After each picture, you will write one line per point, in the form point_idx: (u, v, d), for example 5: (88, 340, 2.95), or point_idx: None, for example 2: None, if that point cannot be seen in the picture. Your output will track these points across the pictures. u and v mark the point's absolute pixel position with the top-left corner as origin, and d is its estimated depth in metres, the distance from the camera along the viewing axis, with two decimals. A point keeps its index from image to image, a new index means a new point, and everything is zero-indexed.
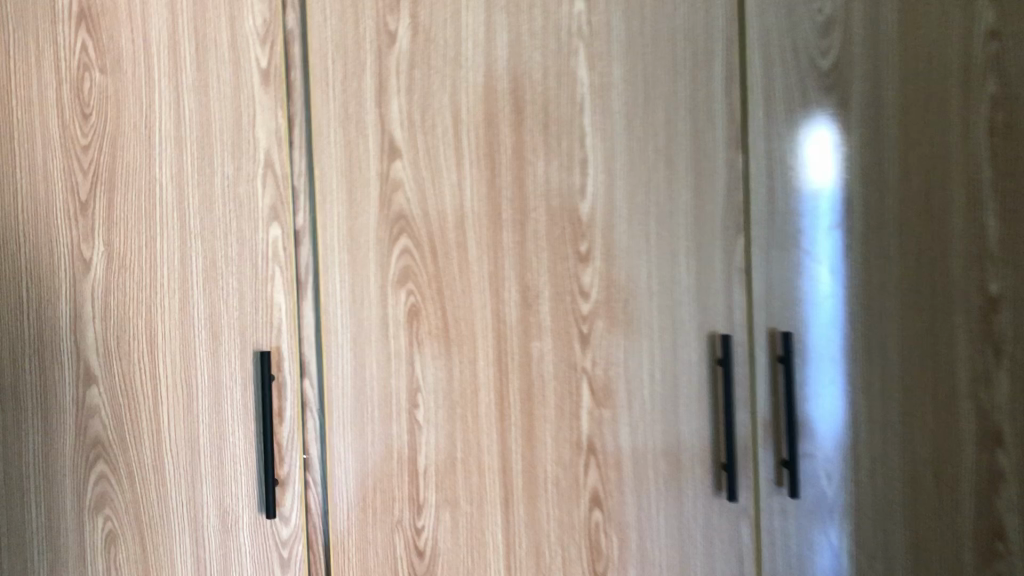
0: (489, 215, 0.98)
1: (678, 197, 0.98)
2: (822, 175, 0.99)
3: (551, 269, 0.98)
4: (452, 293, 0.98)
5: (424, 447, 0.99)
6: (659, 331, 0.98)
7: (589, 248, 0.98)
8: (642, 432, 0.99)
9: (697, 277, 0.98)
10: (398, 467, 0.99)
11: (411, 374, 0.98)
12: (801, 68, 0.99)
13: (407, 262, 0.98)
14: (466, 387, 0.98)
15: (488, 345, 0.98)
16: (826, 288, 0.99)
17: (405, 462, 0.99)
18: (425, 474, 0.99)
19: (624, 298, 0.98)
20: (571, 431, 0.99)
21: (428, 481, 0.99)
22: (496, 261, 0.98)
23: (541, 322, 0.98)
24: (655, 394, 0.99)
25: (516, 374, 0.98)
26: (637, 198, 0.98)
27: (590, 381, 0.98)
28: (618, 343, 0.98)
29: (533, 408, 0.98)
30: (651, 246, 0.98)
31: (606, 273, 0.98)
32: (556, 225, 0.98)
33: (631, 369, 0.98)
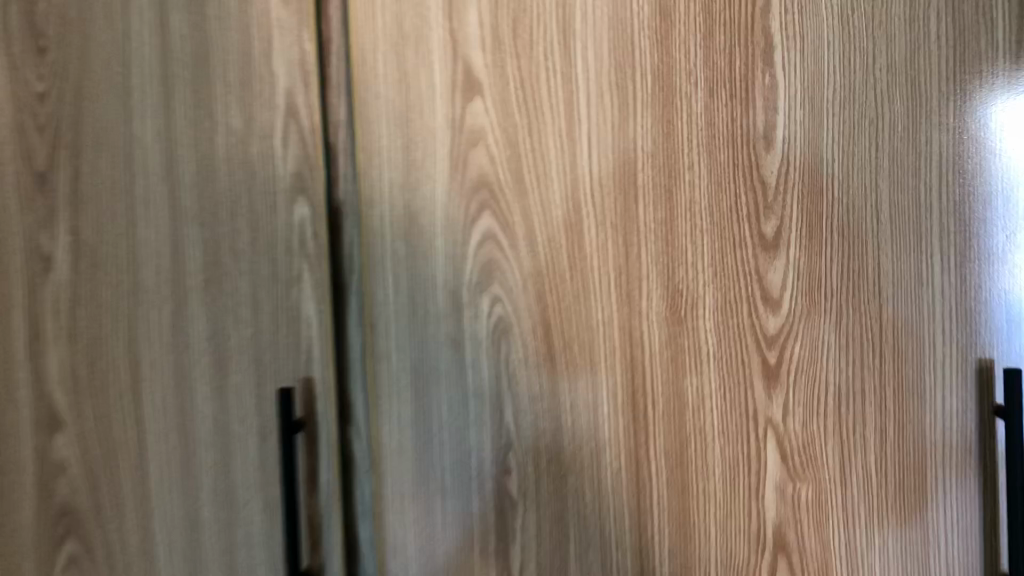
0: (618, 180, 0.63)
1: (931, 143, 0.60)
2: None
3: (716, 263, 0.62)
4: (561, 301, 0.64)
5: (520, 534, 0.65)
6: (897, 362, 0.61)
7: (779, 229, 0.61)
8: (865, 522, 0.62)
9: (960, 273, 0.60)
10: (482, 563, 0.66)
11: (499, 424, 0.65)
12: None
13: (492, 255, 0.65)
14: (582, 444, 0.64)
15: (618, 380, 0.64)
16: None
17: (493, 556, 0.66)
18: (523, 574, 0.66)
19: (836, 309, 0.62)
20: (748, 520, 0.63)
21: None
22: (629, 251, 0.63)
23: (700, 346, 0.63)
24: (890, 461, 0.62)
25: (661, 426, 0.64)
26: (860, 145, 0.61)
27: (779, 441, 0.62)
28: (826, 379, 0.62)
29: (688, 481, 0.63)
30: (884, 223, 0.61)
31: (805, 269, 0.61)
32: (724, 193, 0.62)
33: (846, 421, 0.62)
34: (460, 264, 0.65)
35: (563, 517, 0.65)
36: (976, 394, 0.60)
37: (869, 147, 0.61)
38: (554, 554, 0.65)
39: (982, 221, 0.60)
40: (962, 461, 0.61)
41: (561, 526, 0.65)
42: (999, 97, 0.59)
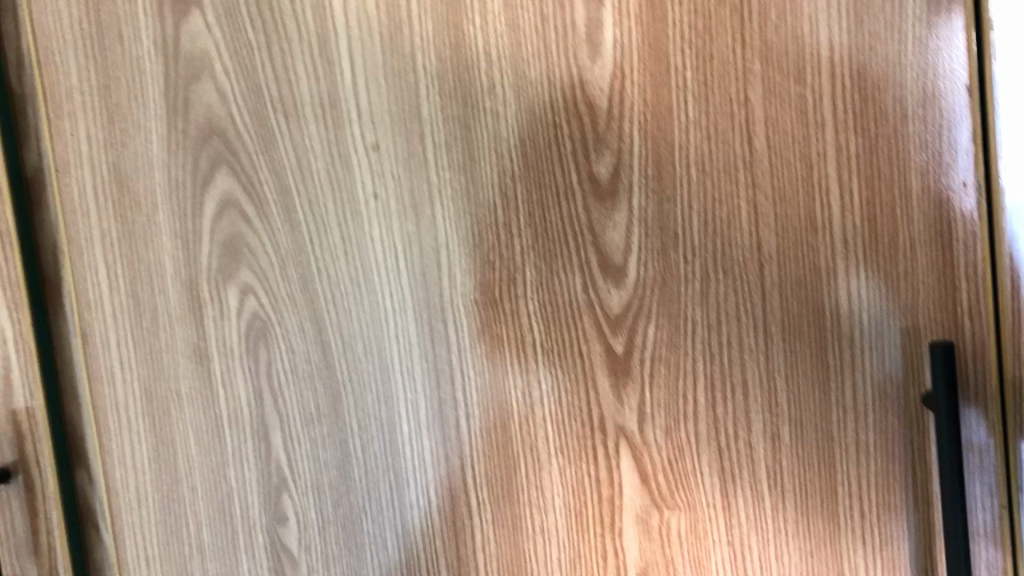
0: (396, 115, 0.46)
1: (816, 34, 0.42)
2: None
3: (535, 221, 0.46)
4: (333, 288, 0.47)
5: None
6: (788, 340, 0.45)
7: (616, 169, 0.45)
8: (758, 558, 0.46)
9: (869, 216, 0.43)
10: None
11: (266, 459, 0.48)
12: None
13: (236, 229, 0.47)
14: (378, 478, 0.48)
15: (419, 389, 0.47)
16: None
17: None
18: None
19: (701, 274, 0.45)
20: (602, 562, 0.47)
21: None
22: (419, 214, 0.46)
23: (522, 337, 0.46)
24: (785, 472, 0.45)
25: (480, 447, 0.47)
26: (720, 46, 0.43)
27: (636, 456, 0.46)
28: (692, 370, 0.45)
29: (520, 518, 0.47)
30: (759, 151, 0.44)
31: (655, 220, 0.45)
32: (537, 125, 0.45)
33: (723, 426, 0.46)
34: (194, 246, 0.47)
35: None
36: (902, 375, 0.44)
37: (732, 45, 0.43)
38: None
39: (893, 141, 0.43)
40: (885, 467, 0.44)
41: None
42: None
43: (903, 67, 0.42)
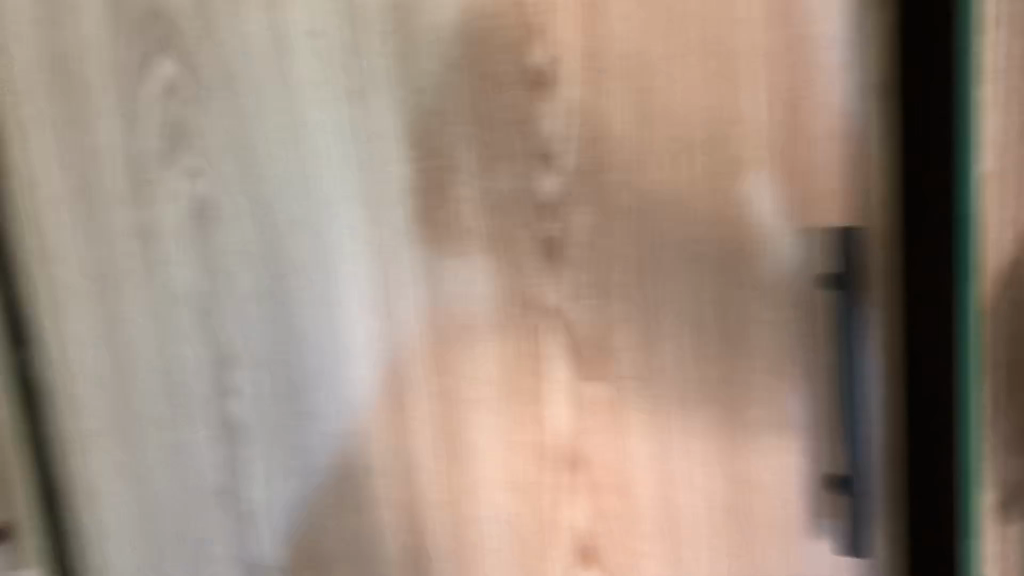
0: (340, 2, 0.47)
1: None
2: None
3: (475, 106, 0.47)
4: (277, 173, 0.49)
5: (252, 460, 0.53)
6: (715, 230, 0.46)
7: (555, 56, 0.45)
8: (675, 430, 0.48)
9: (801, 108, 0.43)
10: (211, 493, 0.54)
11: (217, 335, 0.51)
12: None
13: (180, 114, 0.49)
14: (325, 355, 0.51)
15: (362, 271, 0.50)
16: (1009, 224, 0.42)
17: (225, 486, 0.54)
18: (262, 505, 0.54)
19: (633, 164, 0.46)
20: (533, 432, 0.50)
21: (268, 518, 0.54)
22: (363, 100, 0.48)
23: (462, 221, 0.48)
24: (708, 357, 0.47)
25: (421, 325, 0.50)
26: None
27: (567, 333, 0.49)
28: (623, 257, 0.47)
29: (457, 391, 0.51)
30: (692, 42, 0.44)
31: (589, 109, 0.46)
32: (479, 11, 0.46)
33: (648, 305, 0.47)
34: (140, 130, 0.50)
35: (307, 445, 0.52)
36: (829, 270, 0.44)
37: None
38: (302, 488, 0.53)
39: (827, 32, 0.42)
40: (806, 355, 0.46)
41: (306, 455, 0.53)
42: None
43: None
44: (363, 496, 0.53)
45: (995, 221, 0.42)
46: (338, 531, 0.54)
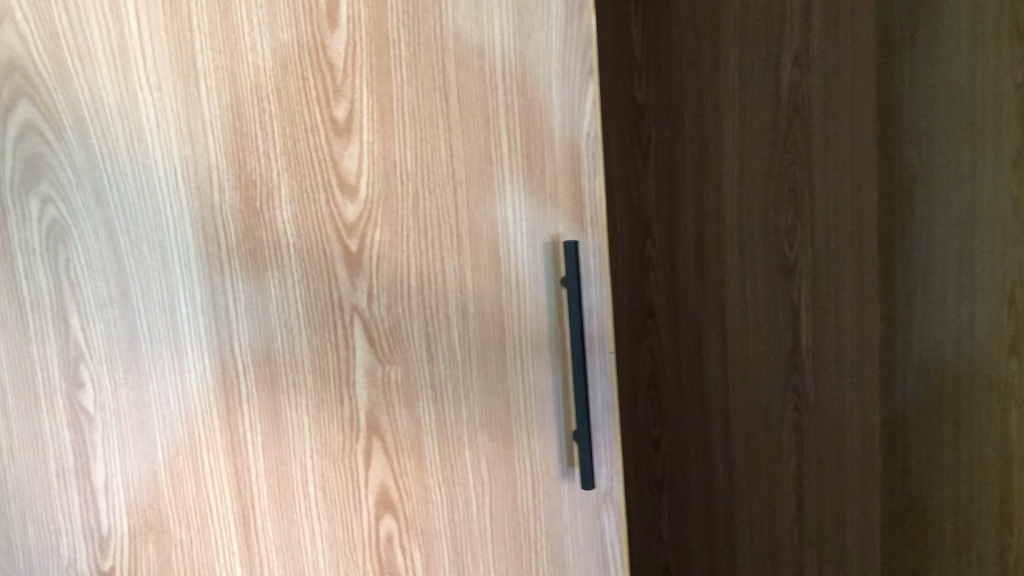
0: (175, 64, 0.58)
1: (486, 29, 0.61)
2: None
3: (288, 149, 0.60)
4: (124, 201, 0.59)
5: (99, 450, 0.61)
6: (474, 241, 0.63)
7: (350, 113, 0.60)
8: (452, 396, 0.65)
9: (526, 153, 0.63)
10: (61, 484, 0.61)
11: (64, 336, 0.59)
12: None
13: (37, 151, 0.58)
14: (161, 349, 0.60)
15: (195, 279, 0.60)
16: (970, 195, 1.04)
17: (74, 476, 0.61)
18: (108, 491, 0.61)
19: (414, 193, 0.62)
20: (340, 408, 0.63)
21: (113, 502, 0.61)
22: (195, 143, 0.59)
23: (277, 239, 0.61)
24: (471, 335, 0.64)
25: (246, 323, 0.61)
26: (423, 31, 0.61)
27: (366, 326, 0.63)
28: (407, 263, 0.63)
29: (277, 376, 0.62)
30: (452, 105, 0.62)
31: (379, 150, 0.61)
32: (290, 77, 0.59)
33: (429, 302, 0.64)
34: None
35: (147, 427, 0.61)
36: (544, 262, 0.64)
37: (433, 27, 0.61)
38: (141, 465, 0.61)
39: (539, 100, 0.62)
40: (535, 327, 0.65)
41: (146, 436, 0.61)
42: None
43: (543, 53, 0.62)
44: (195, 467, 0.62)
45: None
46: (175, 502, 0.62)
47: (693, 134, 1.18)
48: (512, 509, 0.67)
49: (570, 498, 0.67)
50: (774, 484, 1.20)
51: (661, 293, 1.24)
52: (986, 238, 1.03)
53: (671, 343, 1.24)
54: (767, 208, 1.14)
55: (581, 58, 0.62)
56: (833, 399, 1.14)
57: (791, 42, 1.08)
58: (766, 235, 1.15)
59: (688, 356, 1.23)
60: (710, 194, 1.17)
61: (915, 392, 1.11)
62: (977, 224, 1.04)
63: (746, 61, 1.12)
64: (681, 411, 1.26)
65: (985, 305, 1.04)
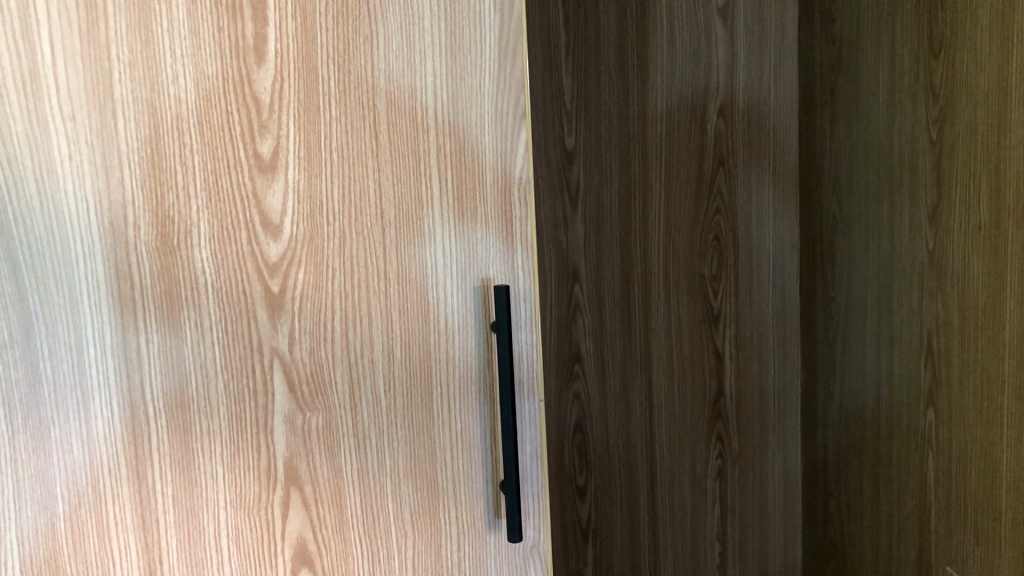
0: (91, 91, 0.53)
1: (421, 77, 0.62)
2: (769, 162, 1.22)
3: (209, 185, 0.57)
4: (31, 233, 0.53)
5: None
6: (400, 284, 0.63)
7: (276, 149, 0.59)
8: (375, 444, 0.63)
9: (458, 198, 0.64)
10: None
11: None
12: (897, 25, 1.02)
13: None
14: (66, 395, 0.54)
15: (106, 320, 0.55)
16: (872, 255, 1.10)
17: None
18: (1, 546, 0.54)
19: (340, 234, 0.61)
20: (257, 455, 0.60)
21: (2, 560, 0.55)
22: (109, 174, 0.54)
23: (194, 278, 0.57)
24: (398, 381, 0.63)
25: (159, 368, 0.57)
26: (352, 76, 0.60)
27: (286, 370, 0.60)
28: (331, 306, 0.61)
29: (191, 423, 0.58)
30: (383, 146, 0.61)
31: (304, 189, 0.60)
32: (213, 110, 0.57)
33: (353, 346, 0.62)
34: None
35: (47, 474, 0.55)
36: (478, 308, 0.65)
37: (366, 68, 0.61)
38: (40, 521, 0.55)
39: (473, 148, 0.64)
40: (466, 374, 0.65)
41: (47, 489, 0.55)
42: (478, 21, 0.64)
43: (478, 100, 0.64)
44: (98, 520, 0.57)
45: (832, 229, 1.19)
46: (75, 557, 0.56)
47: (622, 180, 1.16)
48: (435, 560, 0.66)
49: (496, 549, 0.68)
50: (697, 529, 1.27)
51: (593, 337, 1.18)
52: (904, 292, 1.04)
53: (599, 386, 1.19)
54: (692, 259, 1.20)
55: (514, 103, 0.66)
56: (754, 438, 1.28)
57: (717, 95, 1.18)
58: (690, 283, 1.21)
59: (615, 402, 1.20)
60: (636, 242, 1.18)
61: (834, 436, 1.23)
62: (895, 277, 1.06)
63: (674, 115, 1.16)
64: (607, 458, 1.21)
65: (902, 357, 1.05)
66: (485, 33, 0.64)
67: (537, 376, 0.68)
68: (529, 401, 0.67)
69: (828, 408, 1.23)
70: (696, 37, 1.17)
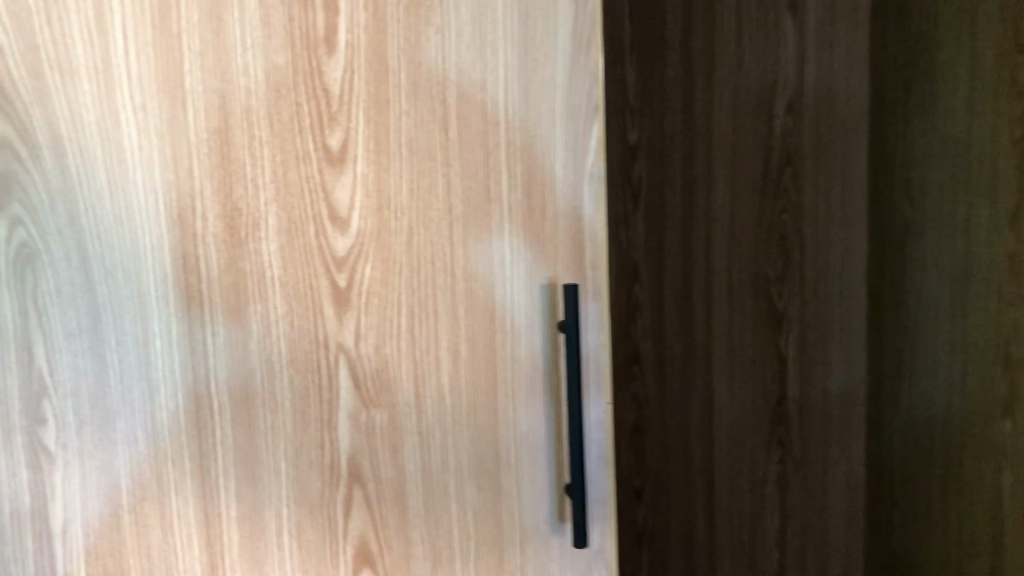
0: (163, 82, 0.54)
1: (491, 69, 0.61)
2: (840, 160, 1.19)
3: (278, 177, 0.57)
4: (100, 224, 0.54)
5: (57, 498, 0.55)
6: (466, 280, 0.61)
7: (345, 143, 0.58)
8: (438, 442, 0.62)
9: (528, 193, 0.62)
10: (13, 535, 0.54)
11: (26, 367, 0.53)
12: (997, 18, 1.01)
13: (6, 166, 0.52)
14: (132, 386, 0.55)
15: (174, 312, 0.55)
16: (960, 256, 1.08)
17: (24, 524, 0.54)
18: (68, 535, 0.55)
19: (407, 229, 0.60)
20: (321, 452, 0.59)
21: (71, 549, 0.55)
22: (179, 165, 0.55)
23: (262, 271, 0.57)
24: (463, 379, 0.62)
25: (225, 360, 0.57)
26: (422, 68, 0.59)
27: (351, 365, 0.59)
28: (397, 302, 0.60)
29: (255, 418, 0.58)
30: (452, 140, 0.60)
31: (373, 183, 0.59)
32: (283, 102, 0.56)
33: (418, 343, 0.61)
34: None
35: (111, 466, 0.55)
36: (544, 307, 0.64)
37: (437, 60, 0.59)
38: (104, 513, 0.56)
39: (544, 141, 0.62)
40: (531, 373, 0.64)
41: (111, 480, 0.56)
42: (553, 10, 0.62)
43: (551, 92, 0.62)
44: (162, 512, 0.57)
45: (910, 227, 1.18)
46: (139, 549, 0.57)
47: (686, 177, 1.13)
48: (498, 563, 0.65)
49: (559, 554, 0.66)
50: (756, 538, 1.22)
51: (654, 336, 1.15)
52: None
53: (655, 386, 1.16)
54: (757, 258, 1.16)
55: (587, 95, 0.63)
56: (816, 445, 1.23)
57: (785, 92, 1.15)
58: (754, 283, 1.17)
59: (674, 403, 1.16)
60: (699, 241, 1.14)
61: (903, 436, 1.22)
62: None
63: (739, 111, 1.13)
64: (661, 459, 1.17)
65: None
66: (559, 22, 0.62)
67: (605, 378, 0.65)
68: (597, 403, 0.65)
69: (897, 408, 1.23)
70: (766, 31, 1.13)
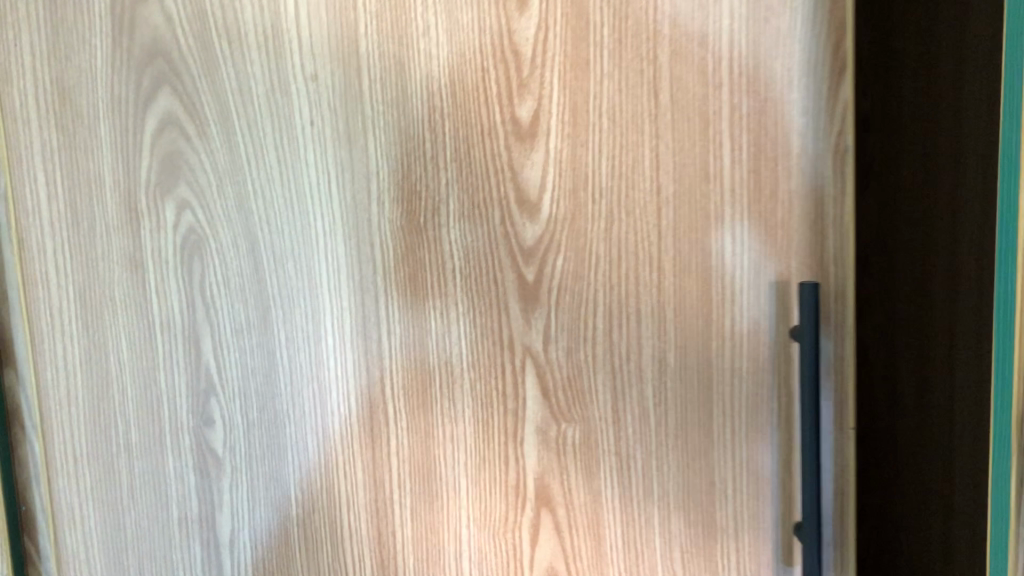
0: (337, 50, 0.49)
1: (712, 17, 0.47)
2: None
3: (461, 155, 0.49)
4: (268, 209, 0.50)
5: (225, 498, 0.53)
6: (676, 277, 0.49)
7: (536, 112, 0.49)
8: (641, 468, 0.51)
9: (756, 170, 0.48)
10: (181, 532, 0.53)
11: (196, 361, 0.52)
12: None
13: (176, 146, 0.50)
14: (303, 387, 0.52)
15: (346, 306, 0.51)
16: None
17: (194, 521, 0.53)
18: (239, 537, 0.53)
19: (606, 214, 0.49)
20: (504, 469, 0.52)
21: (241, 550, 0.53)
22: (352, 142, 0.50)
23: (442, 261, 0.50)
24: (670, 396, 0.50)
25: (400, 360, 0.51)
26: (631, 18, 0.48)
27: (539, 372, 0.51)
28: (594, 301, 0.50)
29: (433, 427, 0.52)
30: (663, 106, 0.48)
31: (566, 158, 0.49)
32: (467, 68, 0.49)
33: (618, 349, 0.50)
34: (134, 162, 0.51)
35: (279, 474, 0.52)
36: (773, 311, 0.49)
37: (648, 8, 0.48)
38: (272, 520, 0.53)
39: (779, 105, 0.47)
40: (755, 393, 0.50)
41: (279, 486, 0.52)
42: None
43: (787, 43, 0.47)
44: (333, 523, 0.53)
45: None
46: (307, 562, 0.53)
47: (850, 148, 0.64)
48: None
49: None
50: None
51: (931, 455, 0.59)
52: None
53: None
54: None
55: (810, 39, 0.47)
56: None
57: None
58: None
59: None
60: None
61: None
62: None
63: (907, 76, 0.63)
64: None
65: None
66: None
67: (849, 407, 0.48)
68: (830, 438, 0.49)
69: None
70: None
